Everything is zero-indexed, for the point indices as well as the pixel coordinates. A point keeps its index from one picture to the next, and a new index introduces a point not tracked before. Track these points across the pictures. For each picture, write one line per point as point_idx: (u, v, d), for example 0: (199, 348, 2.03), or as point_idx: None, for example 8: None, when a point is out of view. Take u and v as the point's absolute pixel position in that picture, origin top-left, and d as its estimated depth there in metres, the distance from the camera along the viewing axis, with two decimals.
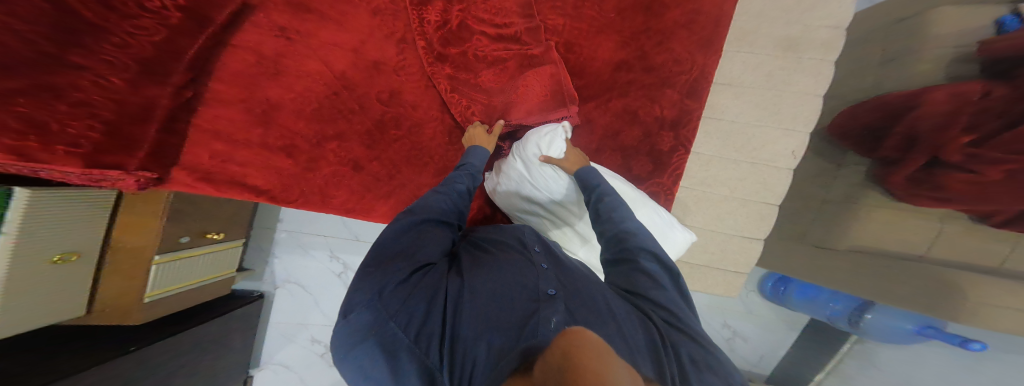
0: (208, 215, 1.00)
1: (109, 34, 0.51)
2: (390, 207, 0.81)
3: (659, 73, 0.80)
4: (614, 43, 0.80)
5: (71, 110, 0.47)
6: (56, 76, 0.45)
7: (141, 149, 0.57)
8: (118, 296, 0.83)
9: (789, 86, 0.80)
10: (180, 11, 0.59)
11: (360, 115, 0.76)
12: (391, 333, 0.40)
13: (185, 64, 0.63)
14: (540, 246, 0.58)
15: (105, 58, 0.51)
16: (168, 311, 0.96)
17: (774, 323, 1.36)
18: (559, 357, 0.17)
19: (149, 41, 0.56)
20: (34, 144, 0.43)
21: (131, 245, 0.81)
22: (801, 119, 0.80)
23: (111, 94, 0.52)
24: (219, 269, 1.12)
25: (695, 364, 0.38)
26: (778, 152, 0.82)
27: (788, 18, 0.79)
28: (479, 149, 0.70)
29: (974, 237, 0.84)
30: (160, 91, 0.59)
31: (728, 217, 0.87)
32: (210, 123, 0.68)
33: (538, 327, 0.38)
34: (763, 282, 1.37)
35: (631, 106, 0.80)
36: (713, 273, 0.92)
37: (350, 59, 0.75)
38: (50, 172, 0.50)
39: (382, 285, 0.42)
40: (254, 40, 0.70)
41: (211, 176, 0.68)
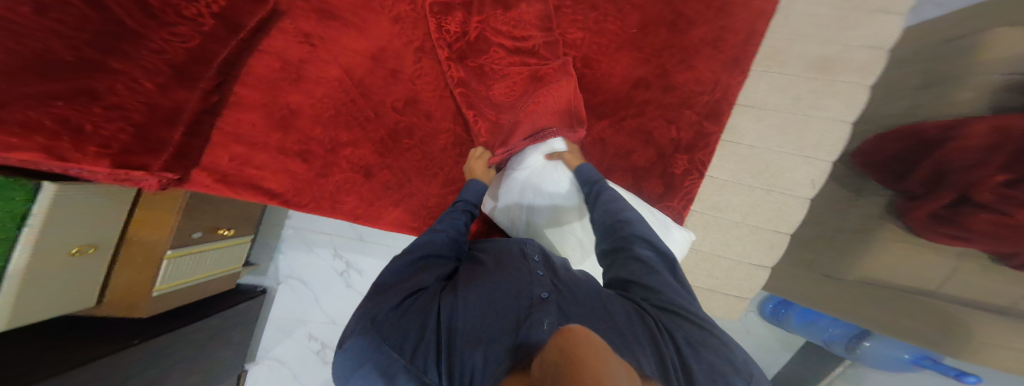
0: (220, 210, 1.01)
1: (147, 40, 0.55)
2: (398, 215, 0.81)
3: (681, 92, 0.79)
4: (634, 60, 0.79)
5: (105, 113, 0.49)
6: (92, 81, 0.48)
7: (166, 150, 0.58)
8: (131, 287, 0.84)
9: (817, 111, 0.77)
10: (214, 18, 0.62)
11: (375, 122, 0.77)
12: (387, 357, 0.38)
13: (213, 70, 0.64)
14: (540, 255, 0.55)
15: (141, 65, 0.54)
16: (174, 303, 0.97)
17: (773, 345, 1.30)
18: (558, 354, 0.21)
19: (183, 47, 0.59)
20: (67, 144, 0.45)
21: (146, 239, 0.83)
22: (825, 148, 0.76)
23: (143, 98, 0.54)
24: (227, 264, 1.13)
25: (692, 343, 0.36)
26: (796, 180, 0.79)
27: (826, 36, 0.75)
28: (477, 183, 0.69)
29: (991, 278, 0.74)
30: (189, 95, 0.61)
31: (735, 243, 0.85)
32: (231, 127, 0.69)
33: (529, 333, 0.38)
34: (764, 303, 1.29)
35: (647, 126, 0.79)
36: (714, 297, 0.91)
37: (369, 66, 0.76)
38: (78, 170, 0.52)
39: (376, 313, 0.41)
40: (279, 47, 0.72)
41: (228, 179, 0.70)
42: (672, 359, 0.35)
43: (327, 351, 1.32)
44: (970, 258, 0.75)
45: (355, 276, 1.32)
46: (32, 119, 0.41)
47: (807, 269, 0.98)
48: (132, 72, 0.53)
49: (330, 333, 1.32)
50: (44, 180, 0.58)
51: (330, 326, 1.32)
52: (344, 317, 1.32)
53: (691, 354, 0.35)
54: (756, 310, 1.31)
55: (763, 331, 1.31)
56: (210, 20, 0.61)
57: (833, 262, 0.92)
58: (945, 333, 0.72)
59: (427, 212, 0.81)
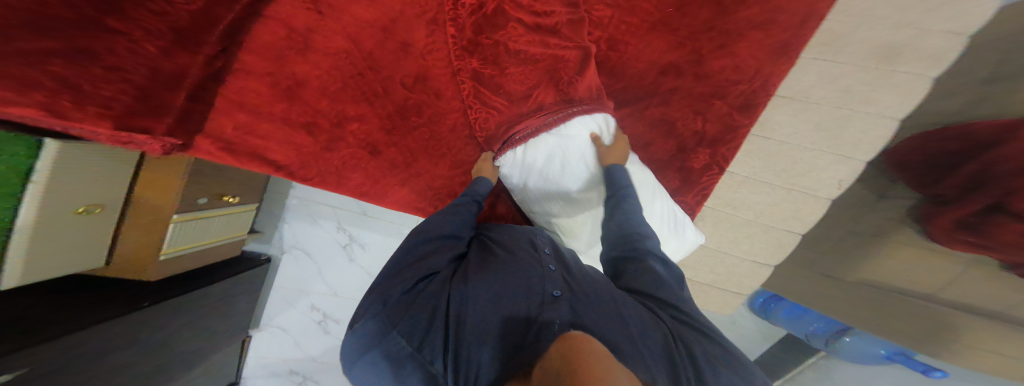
0: (225, 177, 1.00)
1: (148, 0, 0.49)
2: (404, 193, 0.81)
3: (712, 81, 0.75)
4: (667, 43, 0.73)
5: (104, 73, 0.47)
6: (93, 40, 0.44)
7: (169, 114, 0.57)
8: (138, 249, 0.85)
9: (867, 105, 0.74)
10: None
11: (383, 99, 0.74)
12: (395, 346, 0.40)
13: (217, 35, 0.60)
14: (550, 247, 0.57)
15: (140, 25, 0.49)
16: (180, 268, 0.98)
17: (755, 338, 1.36)
18: (558, 366, 0.23)
19: (186, 10, 0.54)
20: (67, 103, 0.42)
21: (151, 203, 0.82)
22: (863, 148, 0.76)
23: (144, 60, 0.51)
24: (233, 231, 1.14)
25: (709, 358, 0.37)
26: (823, 180, 0.81)
27: (899, 21, 0.66)
28: (484, 180, 0.71)
29: (994, 284, 0.73)
30: (191, 61, 0.58)
31: (744, 240, 0.91)
32: (236, 94, 0.66)
33: (540, 330, 0.38)
34: (755, 297, 1.32)
35: (670, 116, 0.78)
36: (714, 292, 1.01)
37: (379, 38, 0.71)
38: (80, 131, 0.50)
39: (387, 297, 0.43)
40: (286, 13, 0.66)
41: (232, 147, 0.68)
42: (687, 369, 0.35)
43: (330, 322, 1.38)
44: (981, 266, 0.73)
45: (358, 250, 1.35)
46: (26, 75, 0.38)
47: (806, 268, 0.98)
48: (132, 33, 0.48)
49: (332, 305, 1.37)
50: (45, 137, 0.57)
51: (332, 298, 1.37)
52: (346, 289, 1.36)
53: (706, 367, 0.35)
54: (746, 302, 1.35)
55: (748, 321, 1.37)
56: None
57: (834, 264, 0.93)
58: (931, 335, 0.81)
59: (433, 193, 0.81)
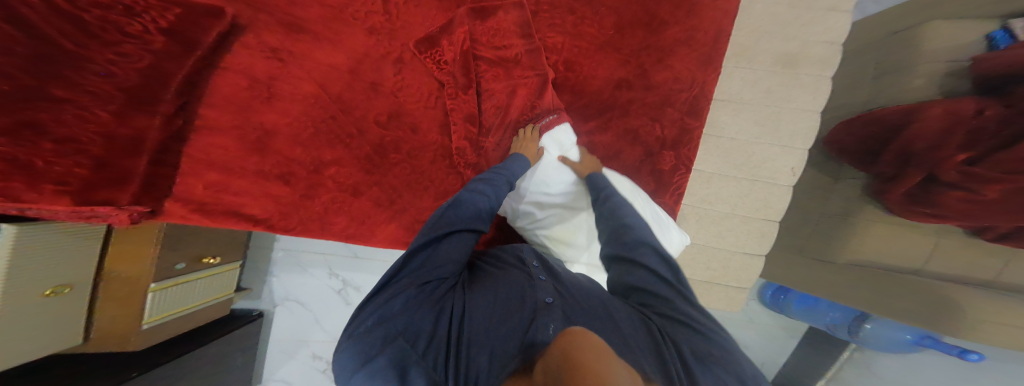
0: (203, 238, 0.96)
1: (91, 62, 0.52)
2: (392, 231, 0.78)
3: (660, 91, 0.81)
4: (614, 61, 0.80)
5: (57, 147, 0.48)
6: (37, 112, 0.46)
7: (132, 181, 0.56)
8: (116, 324, 0.79)
9: (788, 103, 0.82)
10: (163, 34, 0.58)
11: (359, 139, 0.75)
12: (401, 351, 0.36)
13: (174, 90, 0.61)
14: (538, 261, 0.56)
15: (87, 89, 0.51)
16: (169, 334, 0.92)
17: (773, 331, 1.31)
18: (560, 357, 0.19)
19: (132, 68, 0.56)
20: (19, 183, 0.45)
21: (126, 274, 0.78)
22: (800, 137, 0.82)
23: (94, 126, 0.52)
24: (219, 291, 1.07)
25: (700, 359, 0.34)
26: (777, 169, 0.83)
27: (785, 35, 0.81)
28: (520, 158, 0.67)
29: (972, 251, 0.81)
30: (148, 121, 0.58)
31: (728, 234, 0.87)
32: (201, 152, 0.66)
33: (535, 335, 0.36)
34: (763, 290, 1.31)
35: (632, 125, 0.81)
36: (714, 289, 0.91)
37: (346, 80, 0.74)
38: (37, 211, 0.49)
39: (392, 303, 0.39)
40: (243, 63, 0.68)
41: (205, 207, 0.66)
42: (677, 369, 0.32)
43: None
44: (949, 233, 0.82)
45: (354, 293, 1.28)
46: None
47: (796, 254, 1.01)
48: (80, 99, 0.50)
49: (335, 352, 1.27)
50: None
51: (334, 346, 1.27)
52: None
53: (698, 368, 0.33)
54: (757, 297, 1.32)
55: (763, 317, 1.31)
56: (159, 37, 0.58)
57: (824, 245, 0.92)
58: (936, 307, 0.72)
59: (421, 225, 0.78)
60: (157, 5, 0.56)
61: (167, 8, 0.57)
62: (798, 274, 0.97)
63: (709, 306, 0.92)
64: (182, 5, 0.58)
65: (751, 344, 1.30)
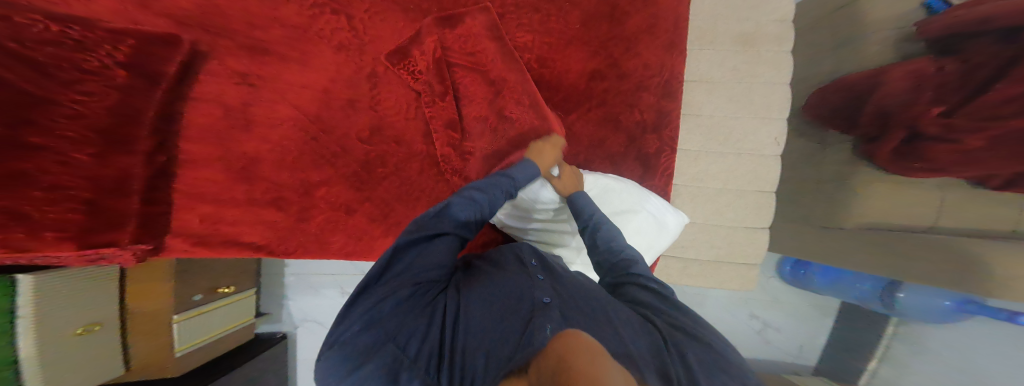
0: (213, 270, 0.98)
1: (58, 105, 0.51)
2: (389, 244, 0.78)
3: (633, 79, 0.80)
4: (584, 53, 0.80)
5: (47, 194, 0.49)
6: (23, 162, 0.47)
7: (130, 223, 0.59)
8: (149, 355, 0.84)
9: (756, 78, 0.84)
10: (125, 69, 0.58)
11: (344, 157, 0.76)
12: (392, 356, 0.35)
13: (148, 127, 0.61)
14: (537, 259, 0.55)
15: (63, 135, 0.51)
16: (207, 357, 0.97)
17: (803, 310, 1.30)
18: (556, 361, 0.23)
19: (99, 106, 0.55)
20: (20, 235, 0.48)
21: (144, 310, 0.82)
22: (776, 108, 0.83)
23: (79, 171, 0.52)
24: (241, 316, 1.11)
25: (703, 363, 0.34)
26: (761, 141, 0.83)
27: (740, 16, 0.84)
28: (530, 163, 0.64)
29: (982, 202, 0.78)
30: (131, 161, 0.59)
31: (726, 209, 0.86)
32: (191, 187, 0.67)
33: (532, 335, 0.35)
34: (781, 266, 1.30)
35: (611, 113, 0.80)
36: (724, 269, 0.90)
37: (321, 100, 0.75)
38: (49, 258, 0.54)
39: (378, 303, 0.37)
40: (212, 92, 0.68)
41: (205, 240, 0.69)
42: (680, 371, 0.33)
43: None
44: (952, 186, 0.80)
45: None
46: None
47: (806, 223, 0.98)
48: (58, 145, 0.50)
49: None
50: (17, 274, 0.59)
51: None
52: None
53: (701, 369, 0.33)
54: (777, 273, 1.31)
55: (789, 297, 1.30)
56: (120, 70, 0.57)
57: (826, 212, 0.90)
58: (954, 272, 0.67)
59: None
60: (106, 37, 0.55)
61: (117, 39, 0.56)
62: (809, 238, 0.97)
63: (721, 287, 0.92)
64: (132, 34, 0.58)
65: (784, 326, 1.30)
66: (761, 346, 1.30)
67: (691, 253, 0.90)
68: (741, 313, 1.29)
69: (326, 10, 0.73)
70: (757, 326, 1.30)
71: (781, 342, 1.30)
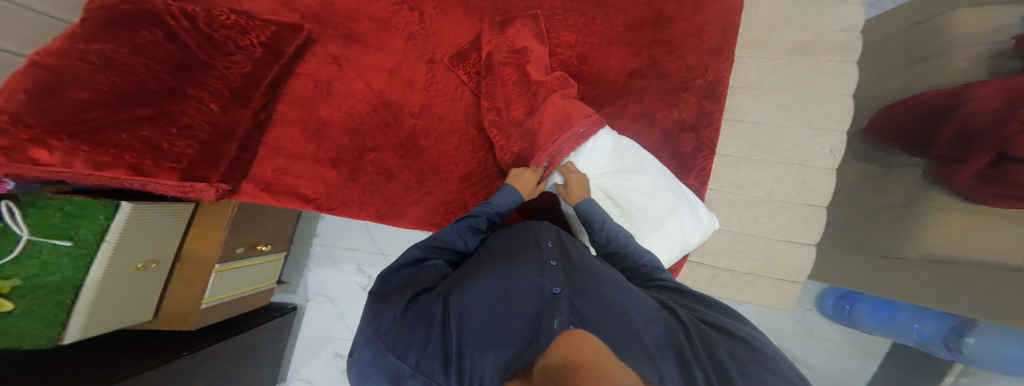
0: (259, 228, 1.15)
1: (213, 69, 0.69)
2: (418, 213, 0.84)
3: (674, 79, 0.82)
4: (626, 54, 0.83)
5: (179, 132, 0.62)
6: (170, 105, 0.62)
7: (223, 164, 0.67)
8: (179, 302, 0.93)
9: (812, 88, 0.81)
10: (262, 48, 0.74)
11: (395, 129, 0.84)
12: (395, 366, 0.38)
13: (263, 90, 0.74)
14: (554, 241, 0.56)
15: (207, 89, 0.67)
16: (218, 317, 1.07)
17: (840, 350, 1.22)
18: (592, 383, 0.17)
19: (239, 72, 0.71)
20: (148, 162, 0.58)
21: (198, 255, 0.95)
22: (833, 118, 0.79)
23: (206, 117, 0.65)
24: (264, 280, 1.25)
25: (736, 358, 0.35)
26: (814, 151, 0.79)
27: (797, 26, 0.83)
28: (511, 190, 0.67)
29: None
30: (242, 113, 0.71)
31: (766, 220, 0.81)
32: (274, 141, 0.79)
33: (541, 330, 0.38)
34: (824, 300, 1.23)
35: (648, 110, 0.81)
36: (760, 283, 0.82)
37: (387, 79, 0.85)
38: (156, 185, 0.63)
39: (381, 322, 0.42)
40: (312, 69, 0.82)
41: (270, 188, 0.78)
42: (708, 368, 0.33)
43: None
44: None
45: None
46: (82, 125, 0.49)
47: (858, 251, 0.91)
48: (201, 96, 0.66)
49: None
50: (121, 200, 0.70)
51: None
52: None
53: (729, 362, 0.34)
54: (817, 308, 1.25)
55: (830, 335, 1.23)
56: (259, 48, 0.73)
57: (892, 242, 0.80)
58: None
59: (445, 207, 0.84)
60: (260, 25, 0.74)
61: (266, 27, 0.74)
62: (862, 267, 0.90)
63: (754, 302, 0.83)
64: (274, 24, 0.75)
65: (816, 363, 1.21)
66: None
67: (724, 263, 0.84)
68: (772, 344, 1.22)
69: (405, 6, 0.86)
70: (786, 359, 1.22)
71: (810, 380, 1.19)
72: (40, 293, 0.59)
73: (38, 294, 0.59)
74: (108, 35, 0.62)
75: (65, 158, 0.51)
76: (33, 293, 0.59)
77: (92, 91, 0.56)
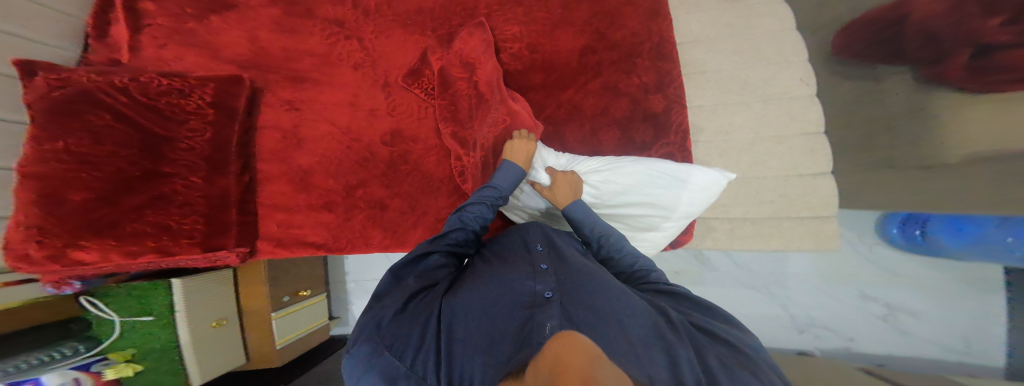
0: (297, 276, 1.25)
1: (177, 141, 0.69)
2: (419, 235, 0.83)
3: (623, 48, 0.76)
4: (572, 34, 0.78)
5: (179, 210, 0.67)
6: (159, 186, 0.66)
7: (232, 230, 0.73)
8: (259, 347, 1.10)
9: (754, 29, 0.75)
10: (212, 107, 0.73)
11: (373, 160, 0.84)
12: (390, 364, 0.36)
13: (235, 153, 0.76)
14: (544, 242, 0.53)
15: (184, 164, 0.69)
16: (296, 352, 1.23)
17: (938, 287, 1.06)
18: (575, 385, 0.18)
19: (201, 138, 0.71)
20: (167, 242, 0.66)
21: (254, 308, 1.08)
22: (789, 51, 0.71)
23: (197, 191, 0.69)
24: (317, 318, 1.35)
25: (724, 365, 0.33)
26: (785, 84, 0.70)
27: None
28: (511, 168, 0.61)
29: None
30: (228, 181, 0.74)
31: (767, 158, 0.71)
32: (267, 198, 0.82)
33: (534, 335, 0.35)
34: (887, 228, 1.05)
35: (609, 82, 0.76)
36: (785, 226, 0.72)
37: (349, 113, 0.85)
38: (187, 261, 0.72)
39: (380, 317, 0.41)
40: (274, 119, 0.84)
41: (282, 242, 0.81)
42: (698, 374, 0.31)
43: None
44: None
45: None
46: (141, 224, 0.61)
47: None
48: (180, 172, 0.68)
49: None
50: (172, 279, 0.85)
51: None
52: None
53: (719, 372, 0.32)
54: (885, 241, 1.07)
55: (918, 272, 1.07)
56: (209, 109, 0.73)
57: None
58: None
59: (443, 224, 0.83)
60: (197, 84, 0.72)
61: (205, 85, 0.73)
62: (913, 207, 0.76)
63: (789, 247, 0.73)
64: (212, 80, 0.73)
65: (920, 309, 1.07)
66: (896, 339, 1.09)
67: (739, 213, 0.76)
68: (849, 294, 1.11)
69: (341, 36, 0.85)
70: (880, 310, 1.10)
71: (922, 330, 1.07)
72: (154, 354, 0.83)
73: (156, 355, 0.83)
74: (53, 126, 0.58)
75: (101, 254, 0.60)
76: (149, 355, 0.83)
77: (84, 189, 0.58)
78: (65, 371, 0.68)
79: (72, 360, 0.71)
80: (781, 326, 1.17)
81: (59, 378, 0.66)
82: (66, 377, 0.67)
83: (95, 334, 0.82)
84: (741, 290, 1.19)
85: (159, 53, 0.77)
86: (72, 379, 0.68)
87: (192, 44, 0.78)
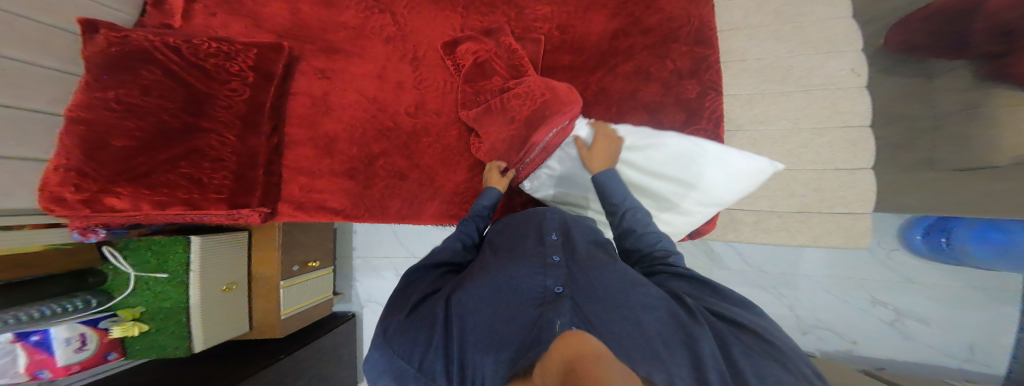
0: (308, 248, 1.31)
1: (217, 100, 0.71)
2: (436, 207, 0.86)
3: (658, 32, 0.75)
4: (604, 16, 0.78)
5: (211, 165, 0.69)
6: (195, 140, 0.68)
7: (257, 190, 0.74)
8: (264, 314, 1.16)
9: (806, 16, 0.72)
10: (252, 71, 0.75)
11: (396, 131, 0.86)
12: (400, 366, 0.41)
13: (267, 115, 0.78)
14: (558, 231, 0.56)
15: (221, 121, 0.71)
16: (298, 324, 1.28)
17: (954, 295, 1.06)
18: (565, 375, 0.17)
19: (239, 99, 0.73)
20: (196, 195, 0.67)
21: (264, 275, 1.15)
22: (842, 40, 0.68)
23: (229, 148, 0.71)
24: (321, 292, 1.41)
25: (749, 355, 0.33)
26: (829, 76, 0.68)
27: None
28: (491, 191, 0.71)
29: None
30: (258, 140, 0.75)
31: (803, 150, 0.71)
32: (292, 161, 0.84)
33: (543, 330, 0.37)
34: (911, 234, 1.05)
35: (642, 66, 0.75)
36: (816, 221, 0.72)
37: (377, 85, 0.86)
38: (211, 217, 0.74)
39: (388, 324, 0.45)
40: (305, 86, 0.85)
41: (303, 206, 0.84)
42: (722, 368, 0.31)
43: None
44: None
45: None
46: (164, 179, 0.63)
47: None
48: (216, 128, 0.70)
49: None
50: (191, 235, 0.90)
51: None
52: None
53: (743, 361, 0.33)
54: (904, 245, 1.08)
55: (936, 278, 1.08)
56: (249, 72, 0.74)
57: None
58: None
59: (459, 197, 0.85)
60: (242, 49, 0.74)
61: (249, 50, 0.74)
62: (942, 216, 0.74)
63: (817, 244, 0.73)
64: (254, 45, 0.75)
65: (931, 316, 1.08)
66: (899, 343, 1.10)
67: (768, 206, 0.77)
68: (859, 299, 1.13)
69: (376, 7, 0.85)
70: (889, 315, 1.11)
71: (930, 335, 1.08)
72: (161, 314, 0.88)
73: (161, 317, 0.88)
74: (111, 78, 0.63)
75: (133, 202, 0.62)
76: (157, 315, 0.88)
77: (129, 137, 0.62)
78: (73, 326, 0.72)
79: (82, 314, 0.76)
80: (786, 327, 1.20)
81: (65, 333, 0.71)
82: (71, 333, 0.72)
83: (111, 288, 0.87)
84: (746, 287, 1.22)
85: (208, 22, 0.80)
86: (78, 334, 0.73)
87: (236, 12, 0.81)
